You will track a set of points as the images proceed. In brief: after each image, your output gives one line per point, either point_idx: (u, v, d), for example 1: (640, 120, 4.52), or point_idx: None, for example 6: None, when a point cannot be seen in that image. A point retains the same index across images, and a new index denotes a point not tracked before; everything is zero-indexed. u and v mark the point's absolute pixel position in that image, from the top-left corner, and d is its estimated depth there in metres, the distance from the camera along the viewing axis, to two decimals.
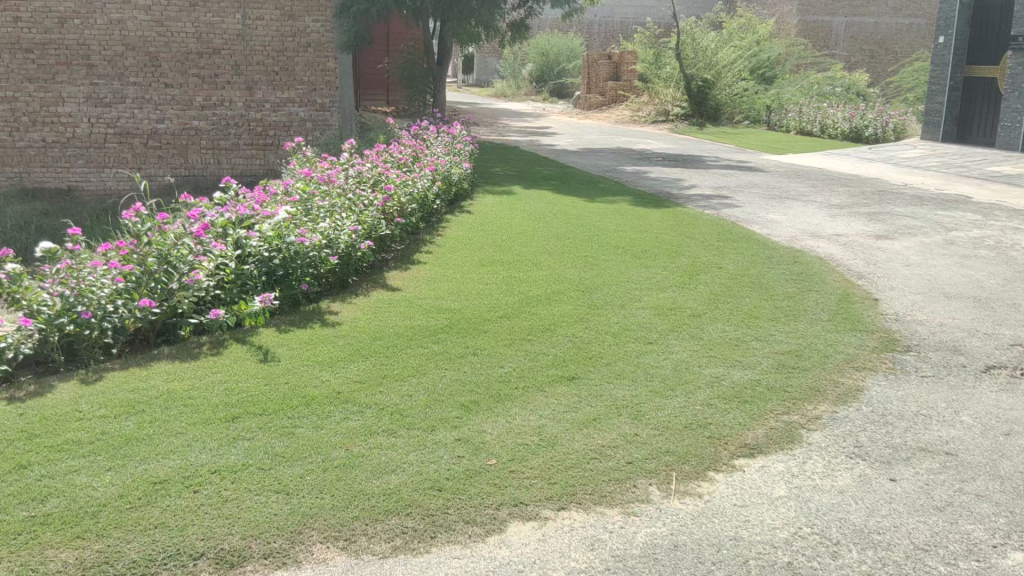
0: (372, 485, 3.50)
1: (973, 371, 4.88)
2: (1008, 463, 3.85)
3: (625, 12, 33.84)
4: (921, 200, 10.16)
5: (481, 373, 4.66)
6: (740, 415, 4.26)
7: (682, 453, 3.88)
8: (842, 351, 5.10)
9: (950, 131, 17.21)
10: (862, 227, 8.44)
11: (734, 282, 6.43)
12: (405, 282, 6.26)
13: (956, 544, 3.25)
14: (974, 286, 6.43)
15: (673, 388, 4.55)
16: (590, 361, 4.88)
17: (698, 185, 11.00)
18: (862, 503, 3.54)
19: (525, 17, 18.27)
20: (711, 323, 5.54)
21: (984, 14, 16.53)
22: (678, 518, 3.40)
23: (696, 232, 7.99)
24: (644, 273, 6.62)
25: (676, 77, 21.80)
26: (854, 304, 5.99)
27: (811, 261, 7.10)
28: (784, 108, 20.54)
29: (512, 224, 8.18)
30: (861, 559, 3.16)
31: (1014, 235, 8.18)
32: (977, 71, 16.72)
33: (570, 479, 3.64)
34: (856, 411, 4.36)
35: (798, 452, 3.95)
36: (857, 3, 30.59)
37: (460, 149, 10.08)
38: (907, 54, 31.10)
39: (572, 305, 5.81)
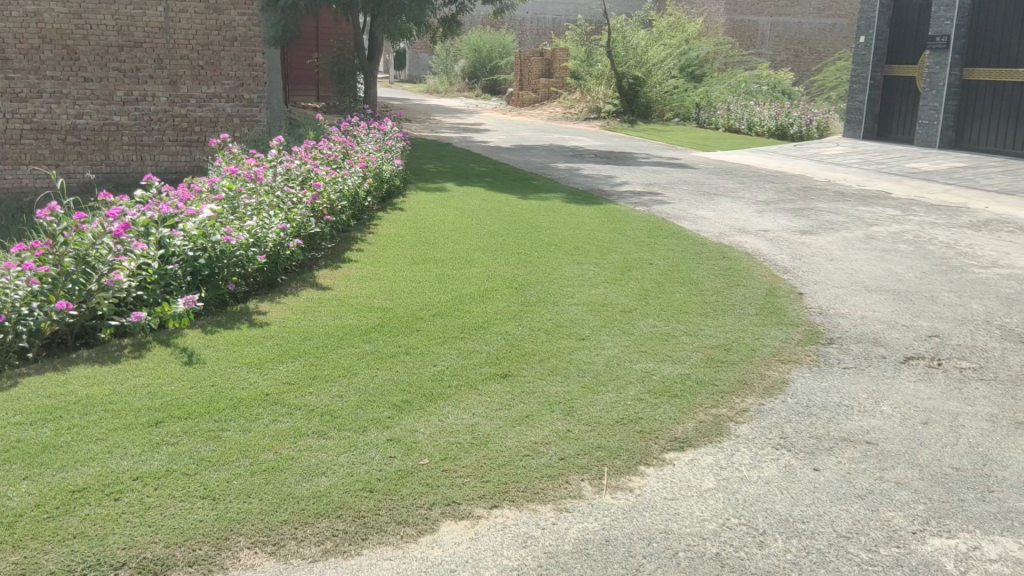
0: (301, 488, 3.44)
1: (892, 362, 5.04)
2: (927, 451, 3.99)
3: (557, 10, 34.12)
4: (843, 195, 10.46)
5: (413, 373, 4.62)
6: (671, 409, 4.31)
7: (613, 448, 3.92)
8: (768, 345, 5.22)
9: (871, 129, 17.77)
10: (788, 223, 8.64)
11: (665, 278, 6.51)
12: (335, 281, 6.18)
13: (876, 531, 3.35)
14: (893, 280, 6.64)
15: (605, 383, 4.59)
16: (523, 358, 4.88)
17: (628, 182, 11.13)
18: (787, 493, 3.63)
19: (456, 14, 18.19)
20: (642, 318, 5.61)
21: (902, 15, 17.10)
22: (610, 513, 3.43)
23: (628, 229, 8.07)
24: (578, 269, 6.67)
25: (607, 74, 22.02)
26: (780, 298, 6.13)
27: (739, 256, 7.24)
28: (713, 106, 20.91)
29: (446, 221, 8.14)
30: (786, 548, 3.24)
31: (931, 230, 8.47)
32: (895, 70, 17.30)
33: (503, 476, 3.63)
34: (782, 403, 4.46)
35: (726, 445, 4.02)
36: (781, 3, 31.35)
37: (391, 146, 9.99)
38: (829, 54, 31.93)
39: (505, 303, 5.81)
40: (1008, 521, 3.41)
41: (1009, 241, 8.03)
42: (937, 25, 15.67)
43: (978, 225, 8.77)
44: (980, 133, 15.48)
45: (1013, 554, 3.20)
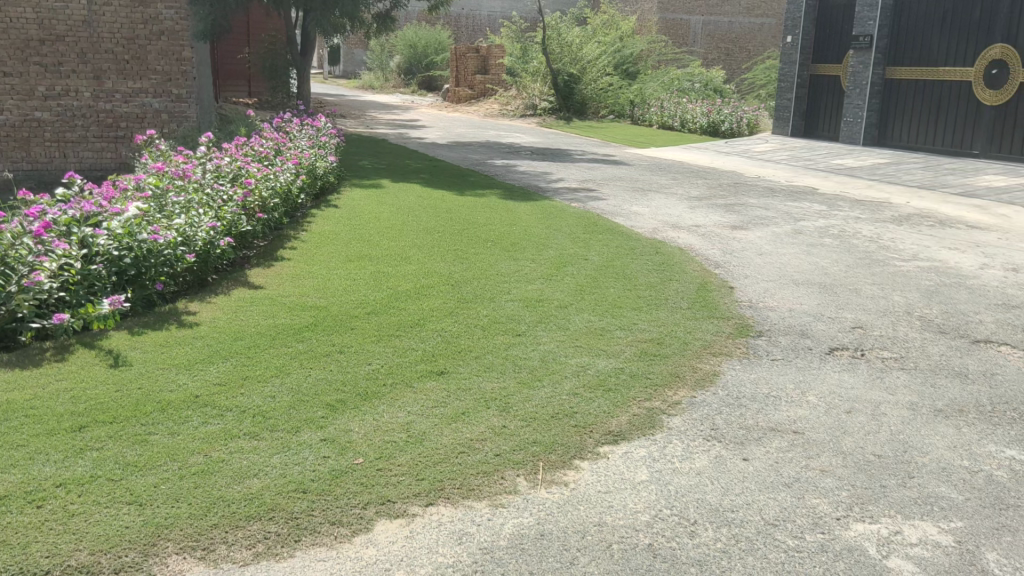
0: (232, 490, 3.39)
1: (818, 353, 5.19)
2: (850, 439, 4.12)
3: (492, 6, 34.15)
4: (773, 191, 10.72)
5: (347, 371, 4.59)
6: (605, 403, 4.37)
7: (548, 442, 3.96)
8: (700, 338, 5.32)
9: (798, 126, 18.30)
10: (719, 218, 8.81)
11: (600, 274, 6.58)
12: (268, 280, 6.09)
13: (802, 518, 3.45)
14: (819, 273, 6.83)
15: (541, 378, 4.63)
16: (460, 355, 4.89)
17: (564, 179, 11.22)
18: (718, 483, 3.71)
19: (391, 9, 18.04)
20: (577, 313, 5.67)
21: (827, 15, 17.60)
22: (544, 507, 3.46)
23: (564, 225, 8.13)
24: (513, 265, 6.69)
25: (542, 72, 21.96)
26: (711, 292, 6.26)
27: (673, 252, 7.35)
28: (647, 103, 21.19)
29: (381, 218, 8.10)
30: (716, 537, 3.31)
31: (857, 224, 8.74)
32: (822, 69, 17.77)
33: (438, 474, 3.63)
34: (713, 395, 4.56)
35: (659, 437, 4.09)
36: (712, 3, 31.84)
37: (325, 143, 9.85)
38: (759, 52, 32.85)
39: (441, 300, 5.80)
40: (928, 506, 3.55)
41: (929, 235, 8.34)
42: (861, 25, 16.14)
43: (900, 220, 9.07)
44: (902, 130, 15.97)
45: (932, 538, 3.33)
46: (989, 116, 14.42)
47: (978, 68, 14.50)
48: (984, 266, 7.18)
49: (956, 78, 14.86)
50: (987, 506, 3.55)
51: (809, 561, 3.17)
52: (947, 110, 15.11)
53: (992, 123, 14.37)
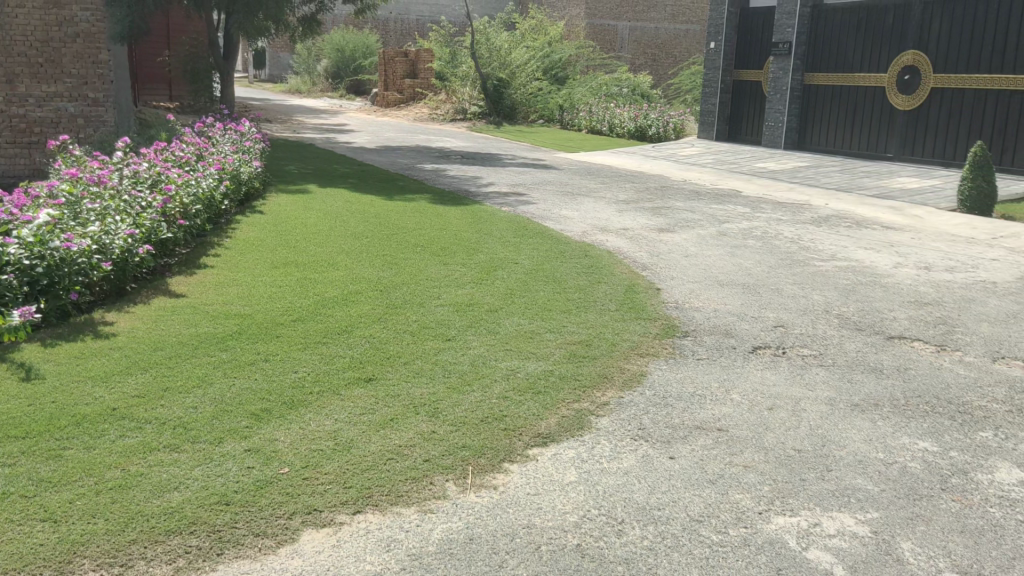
0: (151, 505, 3.31)
1: (742, 352, 5.32)
2: (772, 435, 4.23)
3: (421, 10, 34.03)
4: (698, 194, 10.93)
5: (273, 380, 4.52)
6: (534, 406, 4.40)
7: (478, 446, 3.96)
8: (627, 339, 5.39)
9: (722, 131, 18.69)
10: (646, 221, 8.95)
11: (530, 277, 6.62)
12: (190, 288, 5.96)
13: (726, 514, 3.52)
14: (743, 274, 7.00)
15: (470, 383, 4.62)
16: (389, 361, 4.85)
17: (494, 183, 11.24)
18: (645, 482, 3.76)
19: (316, 13, 17.82)
20: (507, 317, 5.69)
21: (748, 22, 18.12)
22: (474, 511, 3.46)
23: (493, 230, 8.15)
24: (442, 270, 6.68)
25: (472, 76, 22.12)
26: (639, 294, 6.36)
27: (601, 254, 7.44)
28: (576, 108, 21.30)
29: (307, 224, 8.00)
30: (643, 535, 3.36)
31: (778, 226, 8.98)
32: (744, 75, 18.24)
33: (366, 481, 3.61)
34: (640, 395, 4.62)
35: (587, 438, 4.13)
36: (638, 9, 32.34)
37: (249, 148, 9.69)
38: (684, 58, 33.48)
39: (369, 306, 5.75)
40: (845, 498, 3.66)
41: (847, 235, 8.61)
42: (780, 32, 16.78)
43: (819, 221, 9.35)
44: (821, 134, 16.47)
45: (850, 529, 3.43)
46: (902, 120, 14.87)
47: (891, 73, 14.97)
48: (898, 265, 7.45)
49: (872, 83, 15.34)
50: (902, 496, 3.68)
51: (733, 555, 3.24)
52: (863, 115, 15.59)
53: (905, 126, 14.84)
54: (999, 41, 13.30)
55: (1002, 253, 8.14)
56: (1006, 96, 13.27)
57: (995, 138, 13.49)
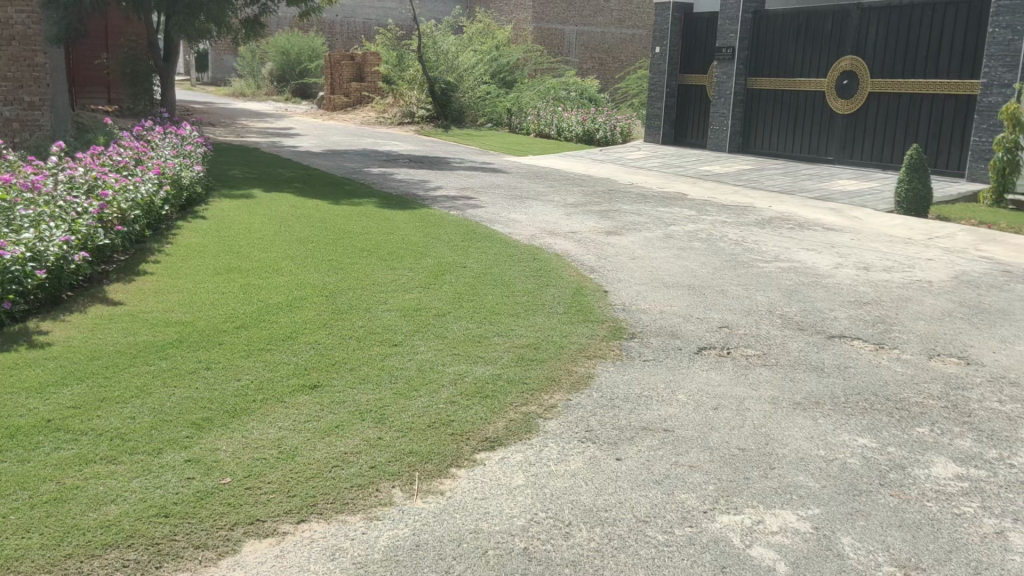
0: (87, 518, 3.22)
1: (688, 353, 5.38)
2: (717, 435, 4.28)
3: (367, 13, 33.81)
4: (645, 197, 11.03)
5: (215, 388, 4.43)
6: (482, 410, 4.39)
7: (425, 451, 3.94)
8: (575, 341, 5.42)
9: (668, 134, 18.90)
10: (594, 224, 9.01)
11: (478, 280, 6.61)
12: (127, 296, 5.82)
13: (671, 513, 3.56)
14: (688, 276, 7.08)
15: (418, 388, 4.59)
16: (334, 368, 4.80)
17: (443, 187, 11.20)
18: (592, 484, 3.78)
19: (260, 15, 17.57)
20: (455, 321, 5.67)
21: (692, 27, 18.40)
22: (420, 517, 3.44)
23: (441, 233, 8.12)
24: (389, 275, 6.64)
25: (419, 80, 21.88)
26: (587, 296, 6.39)
27: (550, 257, 7.47)
28: (524, 112, 21.37)
29: (251, 229, 7.88)
30: (590, 537, 3.37)
31: (723, 228, 9.11)
32: (689, 79, 18.51)
33: (311, 489, 3.56)
34: (588, 397, 4.65)
35: (535, 441, 4.14)
36: (585, 14, 32.56)
37: (190, 152, 9.52)
38: (631, 62, 33.79)
39: (315, 311, 5.69)
40: (787, 495, 3.72)
41: (789, 237, 8.77)
42: (723, 37, 17.08)
43: (763, 223, 9.51)
44: (765, 137, 16.78)
45: (792, 525, 3.49)
46: (842, 124, 15.21)
47: (831, 78, 15.31)
48: (839, 266, 7.61)
49: (813, 88, 15.67)
50: (842, 493, 3.75)
51: (678, 555, 3.27)
52: (805, 119, 15.91)
53: (845, 130, 15.17)
54: (933, 47, 13.66)
55: (937, 253, 8.37)
56: (940, 99, 13.60)
57: (930, 141, 13.81)
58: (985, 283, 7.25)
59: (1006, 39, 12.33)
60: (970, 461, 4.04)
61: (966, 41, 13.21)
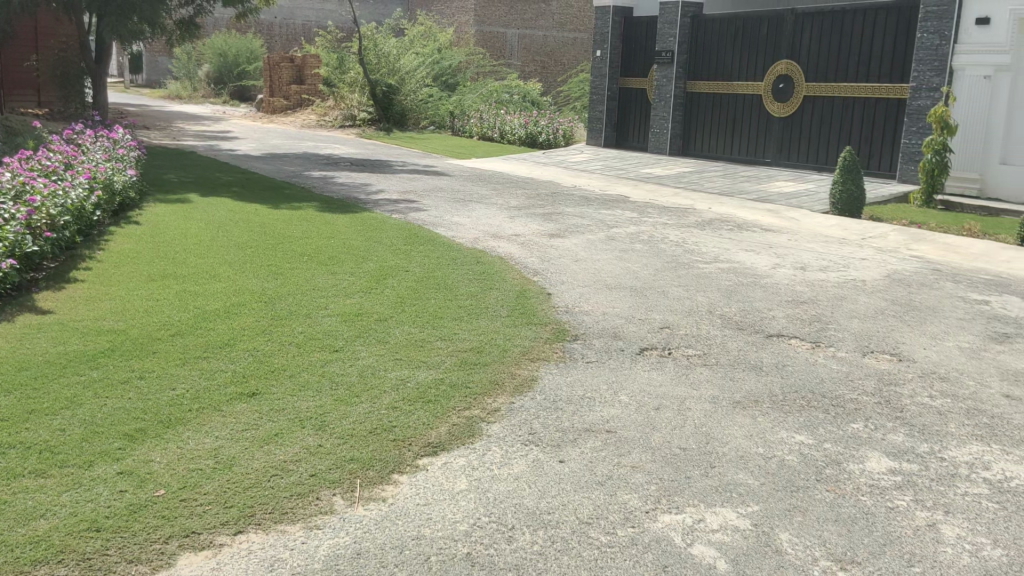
0: (14, 536, 3.12)
1: (630, 354, 5.42)
2: (659, 434, 4.32)
3: (306, 15, 33.44)
4: (588, 200, 11.12)
5: (149, 398, 4.32)
6: (424, 415, 4.36)
7: (366, 458, 3.89)
8: (518, 344, 5.42)
9: (610, 137, 19.07)
10: (537, 226, 9.04)
11: (421, 284, 6.57)
12: (58, 304, 5.65)
13: (614, 514, 3.57)
14: (630, 277, 7.14)
15: (359, 394, 4.54)
16: (273, 375, 4.71)
17: (385, 190, 11.12)
18: (535, 487, 3.78)
19: (195, 16, 17.22)
20: (397, 326, 5.62)
21: (632, 31, 18.62)
22: (361, 525, 3.40)
23: (383, 237, 8.05)
24: (329, 279, 6.55)
25: (360, 82, 21.79)
26: (531, 299, 6.40)
27: (493, 260, 7.46)
28: (467, 115, 21.36)
29: (188, 234, 7.72)
30: (533, 540, 3.37)
31: (665, 230, 9.21)
32: (629, 82, 18.71)
33: (249, 500, 3.49)
34: (531, 400, 4.64)
35: (478, 445, 4.12)
36: (527, 17, 32.67)
37: (123, 156, 9.28)
38: (573, 65, 34.01)
39: (253, 317, 5.59)
40: (727, 493, 3.77)
41: (729, 238, 8.91)
42: (662, 41, 17.31)
43: (703, 224, 9.65)
44: (704, 140, 17.03)
45: (732, 523, 3.53)
46: (778, 126, 15.52)
47: (767, 81, 15.60)
48: (777, 266, 7.75)
49: (749, 91, 15.96)
50: (780, 489, 3.81)
51: (621, 555, 3.28)
52: (742, 122, 16.20)
53: (781, 133, 15.47)
54: (864, 52, 14.04)
55: (871, 252, 8.59)
56: (872, 103, 13.97)
57: (863, 143, 14.16)
58: (916, 281, 7.45)
59: (934, 44, 12.68)
60: (902, 455, 4.15)
61: (896, 45, 13.58)
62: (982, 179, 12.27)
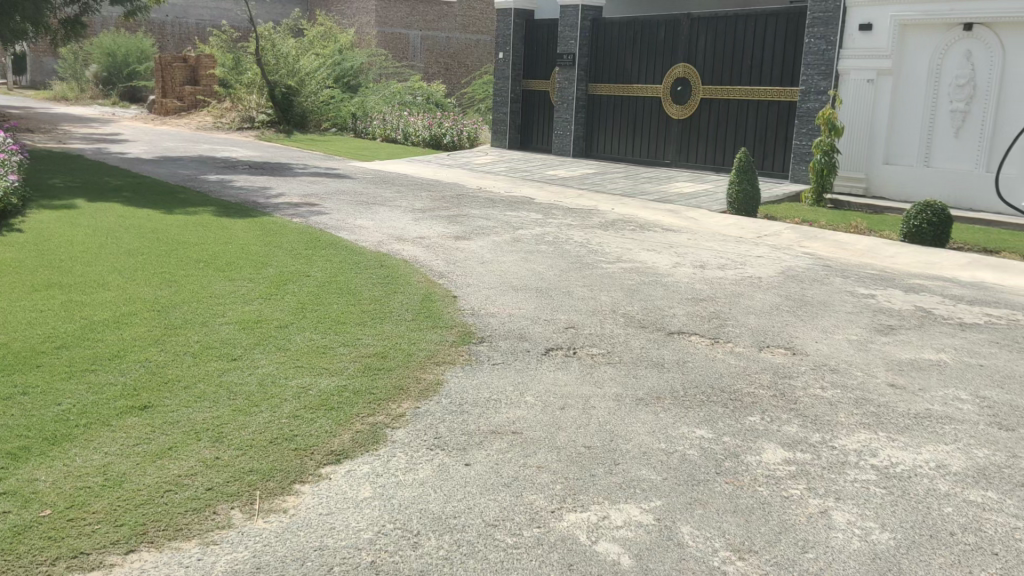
0: None
1: (535, 355, 5.44)
2: (564, 434, 4.35)
3: (200, 14, 32.44)
4: (493, 201, 11.13)
5: (32, 415, 4.10)
6: (327, 423, 4.27)
7: (266, 469, 3.78)
8: (423, 348, 5.37)
9: (514, 139, 19.19)
10: (442, 229, 9.00)
11: (322, 290, 6.45)
12: None
13: (520, 515, 3.58)
14: (536, 279, 7.17)
15: (258, 404, 4.41)
16: (167, 387, 4.54)
17: (285, 194, 10.86)
18: (441, 491, 3.74)
19: (81, 15, 16.42)
20: (298, 332, 5.49)
21: (534, 34, 18.81)
22: (261, 538, 3.30)
23: (283, 242, 7.87)
24: (227, 286, 6.36)
25: (258, 83, 21.26)
26: (436, 302, 6.35)
27: (397, 264, 7.38)
28: (369, 117, 21.14)
29: (75, 242, 7.36)
30: (439, 545, 3.34)
31: (569, 231, 9.30)
32: (532, 85, 18.86)
33: (142, 516, 3.35)
34: (436, 404, 4.61)
35: (383, 452, 4.06)
36: (429, 19, 32.52)
37: (3, 160, 8.79)
38: (476, 68, 34.04)
39: (146, 327, 5.38)
40: (631, 489, 3.82)
41: (631, 238, 9.06)
42: (564, 44, 17.57)
43: (606, 225, 9.79)
44: (606, 142, 17.28)
45: (635, 518, 3.58)
46: (677, 128, 15.89)
47: (665, 85, 15.96)
48: (676, 265, 7.94)
49: (649, 93, 16.29)
50: (682, 483, 3.89)
51: (527, 556, 3.29)
52: (643, 124, 16.52)
53: (679, 134, 15.84)
54: (755, 56, 14.52)
55: (766, 250, 8.88)
56: (764, 105, 14.45)
57: (757, 144, 14.64)
58: (809, 277, 7.75)
59: (821, 49, 13.23)
60: (796, 446, 4.29)
61: (786, 50, 14.11)
62: (867, 179, 12.89)
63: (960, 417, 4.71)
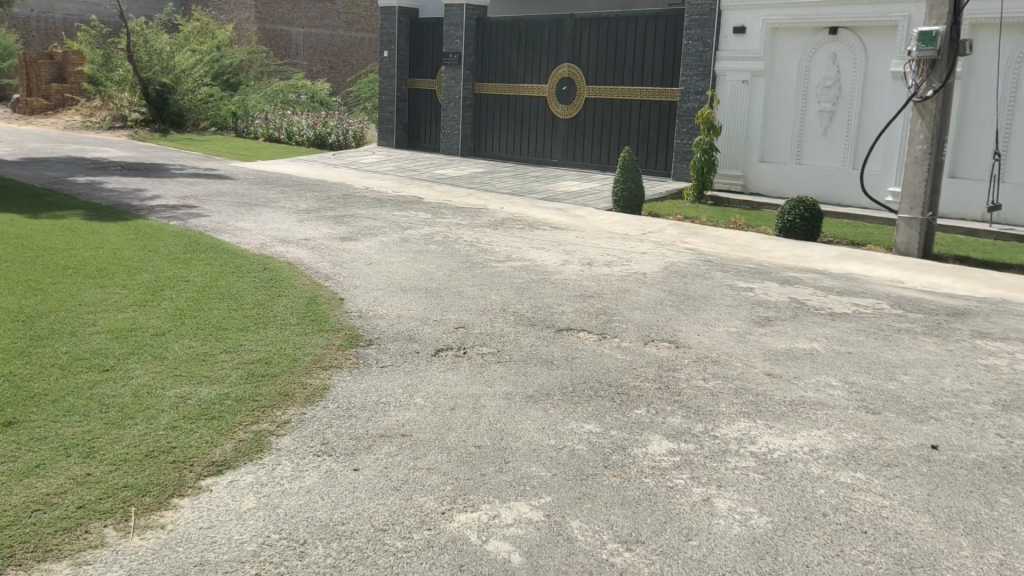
0: None
1: (424, 356, 5.40)
2: (454, 434, 4.33)
3: (67, 8, 30.64)
4: (381, 201, 11.00)
5: None
6: (208, 433, 4.11)
7: (142, 484, 3.61)
8: (308, 352, 5.25)
9: (402, 137, 19.03)
10: (328, 230, 8.83)
11: (202, 295, 6.21)
12: None
13: (410, 518, 3.53)
14: (424, 279, 7.12)
15: (132, 416, 4.21)
16: (33, 401, 4.27)
17: (161, 196, 10.40)
18: (329, 498, 3.66)
19: None
20: (176, 340, 5.27)
21: (419, 32, 18.71)
22: (137, 556, 3.14)
23: (160, 246, 7.55)
24: (99, 293, 6.05)
25: (130, 80, 20.27)
26: (322, 305, 6.22)
27: (281, 266, 7.19)
28: (250, 116, 20.56)
29: None
30: (327, 553, 3.26)
31: (457, 230, 9.28)
32: (419, 84, 18.75)
33: (6, 540, 3.15)
34: (323, 409, 4.51)
35: (267, 461, 3.94)
36: (312, 16, 31.89)
37: None
38: (361, 66, 33.63)
39: (9, 339, 5.05)
40: (521, 487, 3.84)
41: (520, 237, 9.12)
42: (449, 43, 17.54)
43: (495, 224, 9.82)
44: (494, 141, 17.36)
45: (525, 516, 3.60)
46: (563, 128, 16.10)
47: (551, 85, 16.15)
48: (564, 262, 8.03)
49: (536, 93, 16.45)
50: (570, 478, 3.94)
51: (417, 559, 3.25)
52: (530, 124, 16.67)
53: (566, 133, 16.06)
54: (637, 56, 14.86)
55: (650, 247, 9.09)
56: (647, 105, 14.81)
57: (641, 143, 15.00)
58: (691, 272, 7.99)
59: (699, 50, 13.65)
60: (681, 437, 4.41)
61: (665, 53, 14.49)
62: (745, 177, 13.42)
63: (831, 402, 4.94)
